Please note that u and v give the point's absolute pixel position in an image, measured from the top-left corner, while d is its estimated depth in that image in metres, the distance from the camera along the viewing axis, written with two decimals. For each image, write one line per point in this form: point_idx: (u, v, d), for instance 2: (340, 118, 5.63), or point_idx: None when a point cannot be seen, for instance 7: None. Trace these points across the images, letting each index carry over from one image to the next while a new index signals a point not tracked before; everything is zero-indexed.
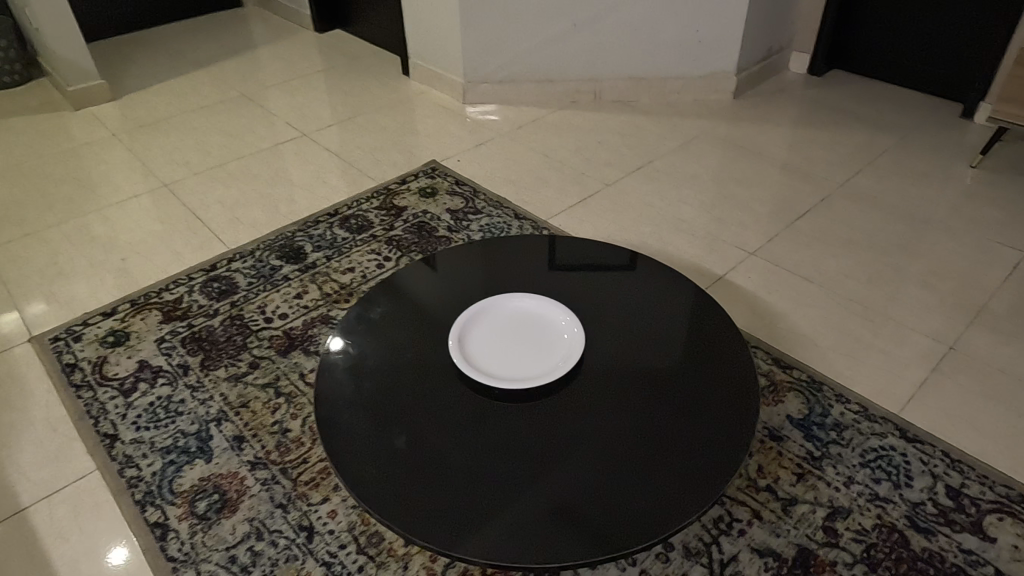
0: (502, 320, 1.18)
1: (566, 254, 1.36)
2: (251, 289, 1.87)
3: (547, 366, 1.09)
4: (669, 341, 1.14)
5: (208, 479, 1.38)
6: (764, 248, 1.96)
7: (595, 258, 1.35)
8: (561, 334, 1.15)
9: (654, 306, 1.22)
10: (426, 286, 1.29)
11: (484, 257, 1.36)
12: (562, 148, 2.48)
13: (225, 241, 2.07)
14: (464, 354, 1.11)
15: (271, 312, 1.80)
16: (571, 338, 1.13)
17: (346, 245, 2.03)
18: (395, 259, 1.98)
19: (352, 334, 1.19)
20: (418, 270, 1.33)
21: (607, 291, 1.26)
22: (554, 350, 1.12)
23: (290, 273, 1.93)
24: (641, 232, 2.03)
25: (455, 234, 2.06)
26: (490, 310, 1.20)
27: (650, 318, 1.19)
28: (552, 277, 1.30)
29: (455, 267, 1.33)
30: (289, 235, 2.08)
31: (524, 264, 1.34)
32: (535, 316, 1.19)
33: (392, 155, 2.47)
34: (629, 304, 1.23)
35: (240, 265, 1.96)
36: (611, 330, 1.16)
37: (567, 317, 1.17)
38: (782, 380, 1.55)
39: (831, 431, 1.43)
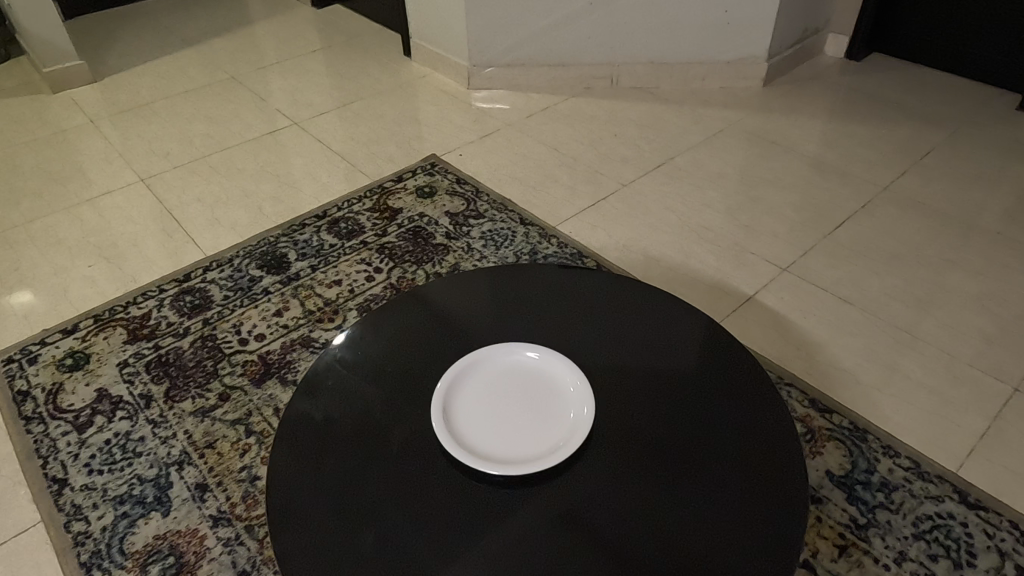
0: (497, 378, 1.00)
1: (575, 286, 1.16)
2: (226, 305, 1.69)
3: (552, 443, 0.90)
4: (699, 404, 0.94)
5: (164, 538, 1.22)
6: (798, 262, 1.74)
7: (608, 291, 1.14)
8: (567, 398, 0.95)
9: (678, 355, 1.01)
10: (407, 326, 1.09)
11: (479, 290, 1.16)
12: (574, 141, 2.26)
13: (202, 246, 1.89)
14: (452, 428, 0.92)
15: (247, 332, 1.62)
16: (579, 404, 0.94)
17: (333, 254, 1.85)
18: (386, 269, 1.79)
19: (315, 386, 0.99)
20: (399, 305, 1.13)
21: (622, 335, 1.06)
22: (560, 420, 0.93)
23: (271, 285, 1.75)
24: (659, 241, 1.83)
25: (453, 242, 1.87)
26: (482, 365, 1.01)
27: (674, 372, 0.98)
28: (557, 318, 1.10)
29: (443, 302, 1.14)
30: (272, 240, 1.90)
31: (525, 300, 1.14)
32: (536, 372, 1.00)
33: (388, 148, 2.27)
34: (648, 351, 1.02)
35: (216, 276, 1.78)
36: (626, 389, 0.97)
37: (575, 376, 0.97)
38: (821, 426, 1.35)
39: (878, 493, 1.24)
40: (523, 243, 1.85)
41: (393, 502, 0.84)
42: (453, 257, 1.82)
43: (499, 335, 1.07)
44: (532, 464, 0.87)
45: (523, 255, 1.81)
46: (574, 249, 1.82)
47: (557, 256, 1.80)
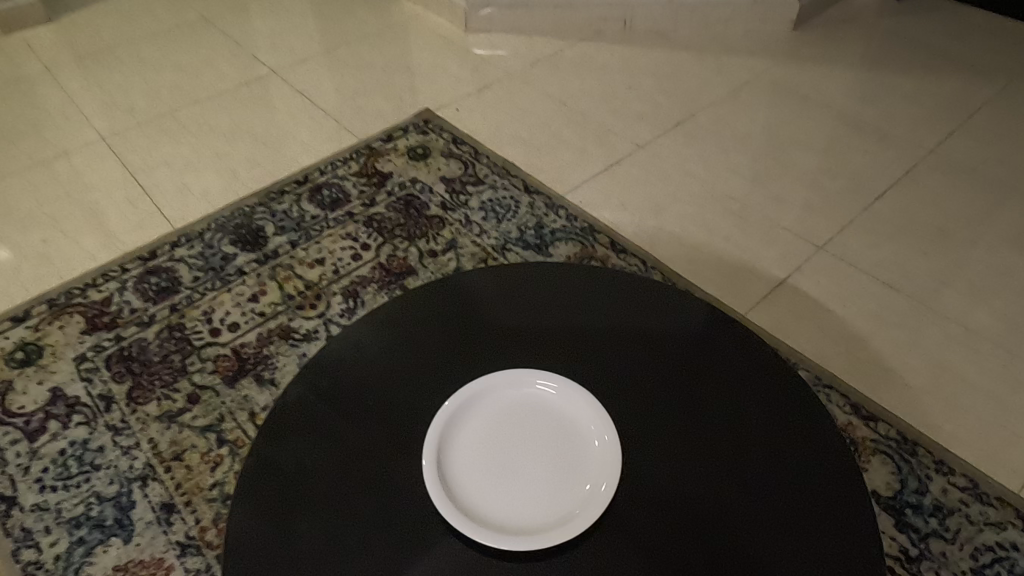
0: (504, 415, 0.84)
1: (594, 289, 0.98)
2: (197, 289, 1.52)
3: (569, 507, 0.75)
4: (747, 450, 0.78)
5: (125, 569, 1.08)
6: (835, 240, 1.56)
7: (634, 295, 0.97)
8: (588, 444, 0.80)
9: (720, 382, 0.85)
10: (393, 342, 0.92)
11: (480, 291, 0.98)
12: (584, 94, 2.03)
13: (169, 217, 1.70)
14: (450, 485, 0.77)
15: (219, 321, 1.45)
16: (602, 455, 0.78)
17: (316, 227, 1.66)
18: (374, 246, 1.60)
19: (283, 422, 0.83)
20: (387, 315, 0.95)
21: (651, 353, 0.89)
22: (579, 475, 0.78)
23: (245, 265, 1.57)
24: (679, 215, 1.64)
25: (449, 213, 1.67)
26: (486, 398, 0.85)
27: (714, 406, 0.82)
28: (573, 330, 0.93)
29: (438, 308, 0.96)
30: (248, 212, 1.71)
31: (535, 306, 0.96)
32: (551, 408, 0.84)
33: (377, 102, 2.04)
34: (683, 376, 0.86)
35: (186, 254, 1.60)
36: (658, 429, 0.80)
37: (598, 414, 0.81)
38: (865, 439, 1.19)
39: (931, 519, 1.09)
40: (527, 216, 1.66)
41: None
42: (449, 231, 1.63)
43: (506, 353, 0.90)
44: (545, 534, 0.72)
45: (528, 229, 1.62)
46: (585, 224, 1.63)
47: (566, 232, 1.61)
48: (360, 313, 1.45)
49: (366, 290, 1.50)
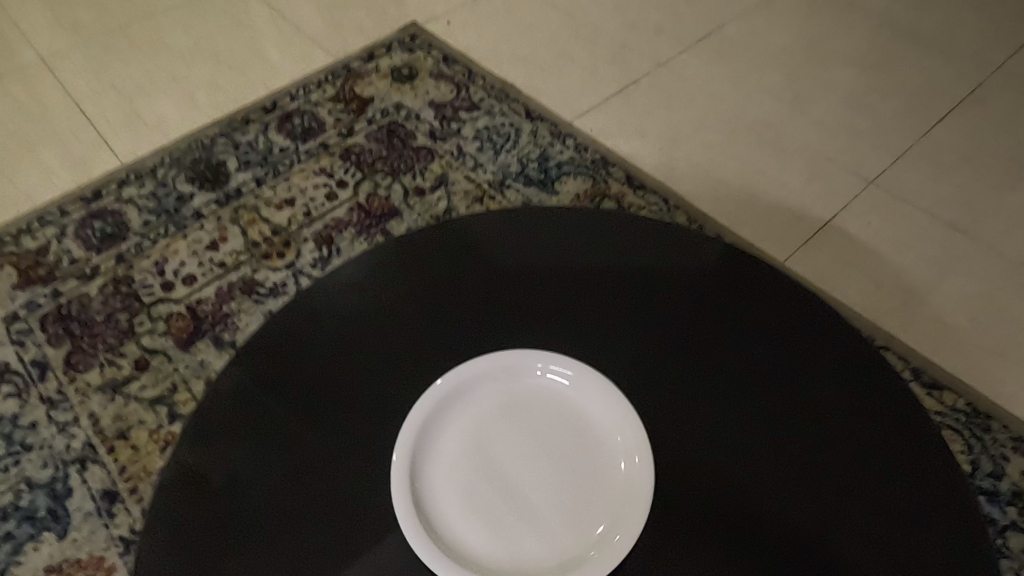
0: (497, 412, 0.68)
1: (613, 243, 0.78)
2: (147, 235, 1.31)
3: (579, 539, 0.61)
4: (812, 465, 0.61)
5: (59, 570, 0.92)
6: (888, 173, 1.33)
7: (663, 253, 0.77)
8: (612, 459, 0.64)
9: (773, 370, 0.67)
10: (359, 316, 0.72)
11: (469, 248, 0.78)
12: (595, 4, 1.76)
13: (117, 151, 1.47)
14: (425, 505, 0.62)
15: (173, 272, 1.25)
16: (631, 476, 0.62)
17: (285, 161, 1.43)
18: (352, 183, 1.38)
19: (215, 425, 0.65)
20: (351, 281, 0.76)
21: (687, 332, 0.70)
22: (597, 496, 0.62)
23: (204, 206, 1.36)
24: (706, 145, 1.41)
25: (439, 145, 1.45)
26: (474, 389, 0.68)
27: (767, 405, 0.64)
28: (588, 297, 0.73)
29: (417, 271, 0.76)
30: (208, 144, 1.48)
31: (539, 265, 0.76)
32: (560, 403, 0.68)
33: (356, 15, 1.77)
34: (727, 364, 0.67)
35: (135, 194, 1.38)
36: (696, 436, 0.63)
37: (626, 421, 0.65)
38: (929, 410, 1.01)
39: (1009, 509, 0.92)
40: (529, 146, 1.43)
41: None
42: (439, 165, 1.41)
43: (502, 330, 0.72)
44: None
45: (530, 162, 1.40)
46: (596, 156, 1.40)
47: (574, 166, 1.39)
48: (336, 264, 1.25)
49: (342, 236, 1.29)
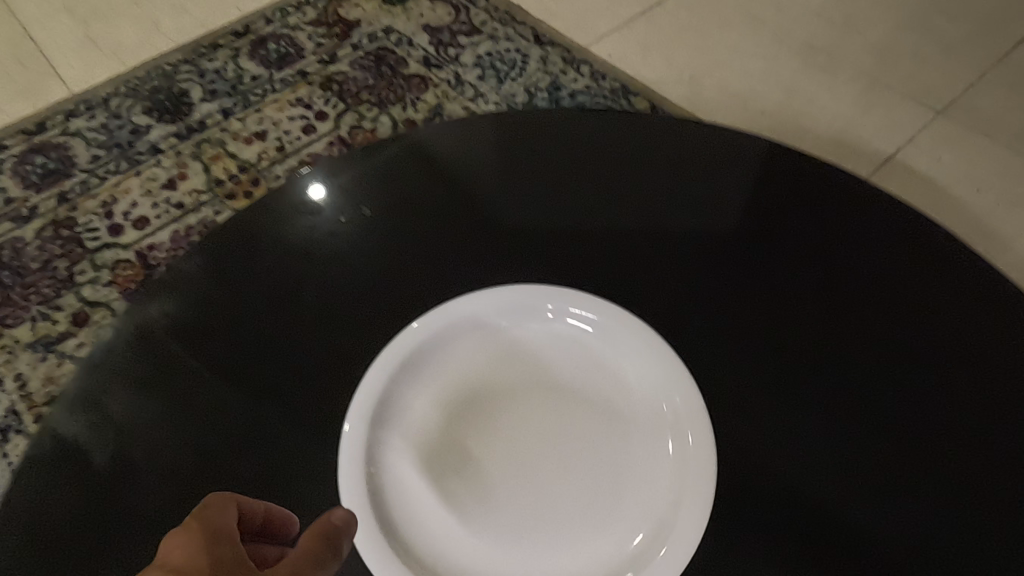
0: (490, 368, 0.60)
1: (616, 173, 0.68)
2: (95, 171, 1.13)
3: (620, 530, 0.52)
4: (877, 433, 0.53)
5: None
6: (960, 100, 1.13)
7: (672, 194, 0.67)
8: (658, 433, 0.56)
9: (826, 316, 0.59)
10: (356, 256, 0.64)
11: (453, 177, 0.69)
12: None
13: (67, 80, 1.29)
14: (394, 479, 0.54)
15: (122, 214, 1.08)
16: (682, 454, 0.54)
17: (257, 90, 1.24)
18: (333, 114, 1.20)
19: (187, 394, 0.55)
20: (345, 216, 0.67)
21: (730, 274, 0.61)
22: (644, 474, 0.54)
23: (162, 140, 1.17)
24: (744, 71, 1.21)
25: (434, 72, 1.25)
26: (464, 343, 0.60)
27: (820, 360, 0.57)
28: (586, 237, 0.64)
29: (391, 206, 0.67)
30: (169, 72, 1.29)
31: (526, 209, 0.67)
32: (581, 357, 0.60)
33: None
34: (772, 311, 0.59)
35: (84, 127, 1.20)
36: (695, 405, 0.56)
37: (675, 390, 0.56)
38: None
39: None
40: (539, 73, 1.23)
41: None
42: (435, 95, 1.22)
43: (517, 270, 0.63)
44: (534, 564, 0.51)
45: (539, 91, 1.20)
46: (615, 85, 1.21)
47: (590, 96, 1.19)
48: None
49: None
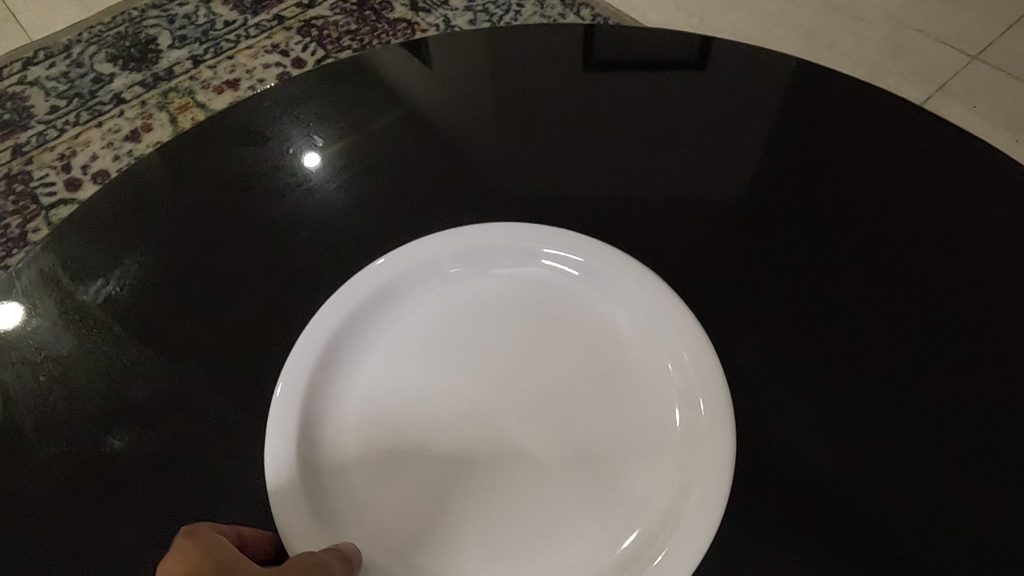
0: (436, 328, 0.44)
1: (648, 92, 0.54)
2: (53, 122, 1.04)
3: (609, 531, 0.37)
4: (974, 406, 0.38)
5: None
6: (998, 42, 1.03)
7: (721, 111, 0.53)
8: (666, 402, 0.40)
9: (900, 262, 0.44)
10: (293, 196, 0.49)
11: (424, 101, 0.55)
12: None
13: (25, 26, 1.19)
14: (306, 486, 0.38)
15: (80, 168, 0.99)
16: (695, 422, 0.39)
17: (229, 36, 1.15)
18: (311, 62, 1.10)
19: (71, 375, 0.41)
20: (279, 147, 0.52)
21: (771, 213, 0.46)
22: (643, 456, 0.39)
23: (126, 89, 1.08)
24: (759, 14, 1.11)
25: (422, 17, 1.15)
26: (411, 292, 0.45)
27: (896, 318, 0.42)
28: (606, 163, 0.50)
29: (353, 131, 0.53)
30: (136, 17, 1.20)
31: (530, 131, 0.52)
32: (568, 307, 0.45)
33: None
34: (840, 262, 0.44)
35: (43, 75, 1.11)
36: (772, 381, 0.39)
37: (685, 337, 0.41)
38: None
39: None
40: (533, 17, 1.13)
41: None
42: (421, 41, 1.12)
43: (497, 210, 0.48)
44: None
45: None
46: None
47: None
48: None
49: None
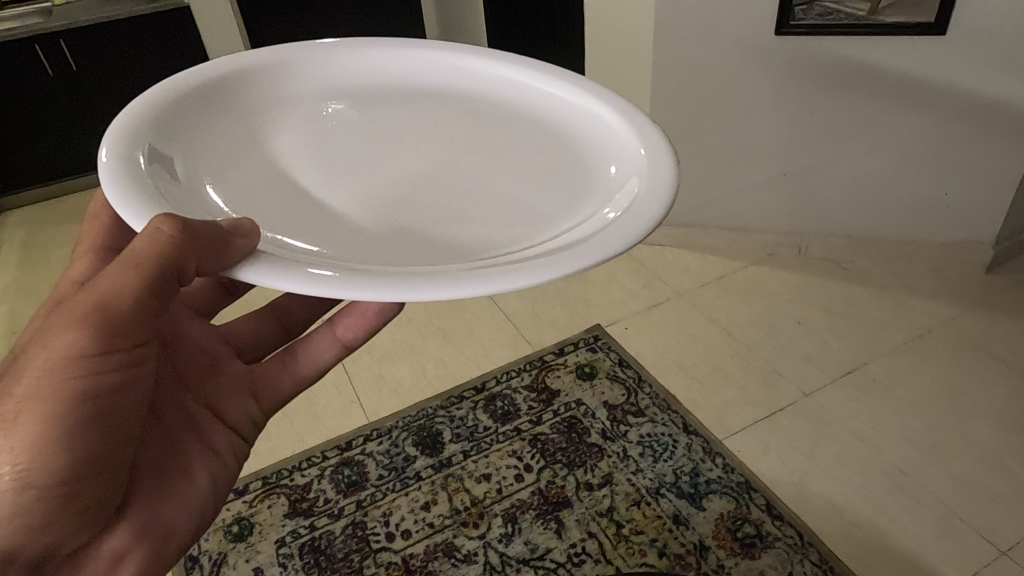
0: (437, 114, 1.00)
1: None
2: (381, 487, 1.72)
3: (513, 214, 0.84)
4: None
5: (437, 546, 1.59)
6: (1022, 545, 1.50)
7: None
8: (553, 145, 0.92)
9: None
10: None
11: None
12: (751, 325, 2.10)
13: (365, 407, 1.93)
14: (153, 200, 0.70)
15: (395, 524, 1.64)
16: (588, 161, 0.86)
17: (486, 439, 1.81)
18: (536, 468, 1.73)
19: None
20: None
21: None
22: (525, 171, 0.90)
23: (423, 470, 1.75)
24: (845, 483, 1.65)
25: (608, 444, 1.78)
26: (440, 97, 1.02)
27: None
28: None
29: None
30: (430, 413, 1.89)
31: None
32: (506, 113, 0.99)
33: (553, 310, 2.21)
34: None
35: (375, 448, 1.81)
36: None
37: (564, 112, 0.94)
38: (775, 538, 1.55)
39: (765, 549, 1.53)
40: (684, 460, 1.72)
41: (167, 283, 0.72)
42: (606, 464, 1.73)
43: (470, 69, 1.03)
44: (546, 272, 0.61)
45: (683, 475, 1.69)
46: (741, 477, 1.67)
47: (720, 484, 1.66)
48: (516, 543, 1.59)
49: (524, 517, 1.63)
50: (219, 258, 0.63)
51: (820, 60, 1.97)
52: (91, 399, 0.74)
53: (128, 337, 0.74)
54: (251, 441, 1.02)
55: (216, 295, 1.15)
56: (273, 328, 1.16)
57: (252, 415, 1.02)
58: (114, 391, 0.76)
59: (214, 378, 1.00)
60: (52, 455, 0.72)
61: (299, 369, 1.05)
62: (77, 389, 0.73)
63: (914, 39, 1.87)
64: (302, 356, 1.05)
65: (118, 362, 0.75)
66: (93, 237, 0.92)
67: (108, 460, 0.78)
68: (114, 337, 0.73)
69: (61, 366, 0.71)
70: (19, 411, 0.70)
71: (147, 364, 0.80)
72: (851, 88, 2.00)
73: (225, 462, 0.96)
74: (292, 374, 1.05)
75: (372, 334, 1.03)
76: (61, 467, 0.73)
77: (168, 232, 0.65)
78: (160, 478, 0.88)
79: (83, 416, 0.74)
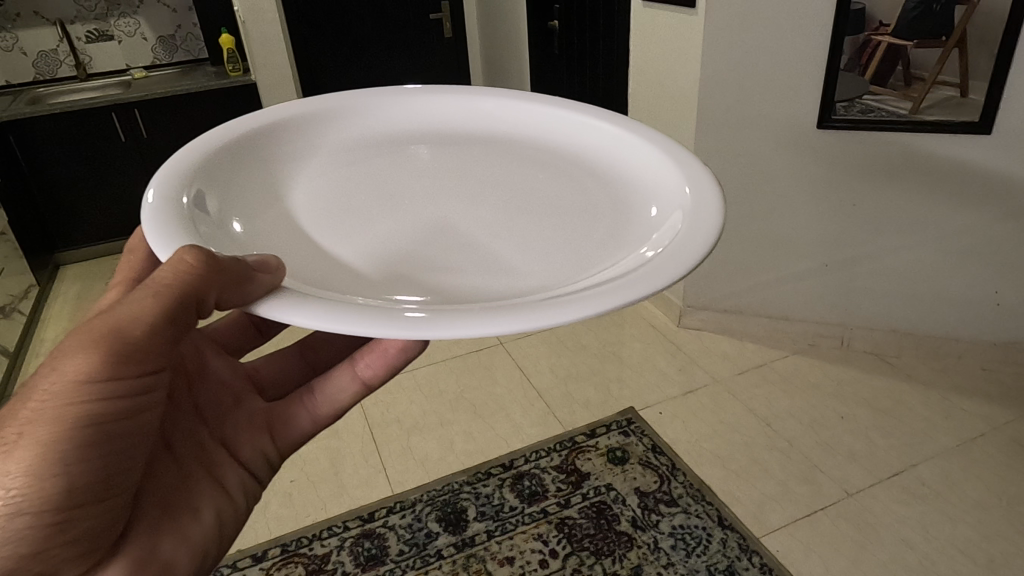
0: (476, 163, 1.04)
1: None
2: (400, 563, 1.66)
3: (547, 260, 0.85)
4: None
5: None
6: None
7: None
8: (592, 189, 0.93)
9: None
10: None
11: None
12: (790, 417, 2.03)
13: (391, 478, 1.90)
14: (184, 233, 0.72)
15: None
16: (632, 201, 0.86)
17: (511, 520, 1.75)
18: (562, 554, 1.66)
19: None
20: None
21: None
22: (561, 218, 0.92)
23: (444, 547, 1.69)
24: None
25: (639, 533, 1.70)
26: (481, 145, 1.06)
27: None
28: None
29: None
30: (455, 488, 1.85)
31: None
32: (545, 159, 1.01)
33: (586, 391, 2.17)
34: None
35: (397, 521, 1.77)
36: None
37: (607, 156, 0.96)
38: None
39: None
40: (719, 555, 1.63)
41: (187, 314, 0.74)
42: (636, 555, 1.65)
43: (510, 121, 1.08)
44: (581, 309, 0.59)
45: (718, 571, 1.60)
46: None
47: None
48: None
49: None
50: (241, 290, 0.64)
51: (864, 153, 1.98)
52: (95, 424, 0.74)
53: (143, 364, 0.75)
54: (262, 480, 1.02)
55: (244, 334, 1.17)
56: (298, 368, 1.17)
57: (264, 452, 1.02)
58: (124, 415, 0.76)
59: (230, 417, 1.01)
60: (52, 479, 0.72)
61: (317, 409, 1.04)
62: (82, 413, 0.73)
63: (958, 136, 1.87)
64: (319, 394, 1.04)
65: (131, 386, 0.76)
66: (127, 270, 0.95)
67: (105, 488, 0.78)
68: (127, 362, 0.73)
69: (70, 389, 0.71)
70: (22, 433, 0.70)
71: (156, 392, 0.81)
72: (895, 182, 2.00)
73: (233, 501, 0.96)
74: (309, 413, 1.04)
75: (393, 372, 1.01)
76: (56, 490, 0.72)
77: (192, 262, 0.67)
78: (163, 514, 0.88)
79: (85, 439, 0.74)
